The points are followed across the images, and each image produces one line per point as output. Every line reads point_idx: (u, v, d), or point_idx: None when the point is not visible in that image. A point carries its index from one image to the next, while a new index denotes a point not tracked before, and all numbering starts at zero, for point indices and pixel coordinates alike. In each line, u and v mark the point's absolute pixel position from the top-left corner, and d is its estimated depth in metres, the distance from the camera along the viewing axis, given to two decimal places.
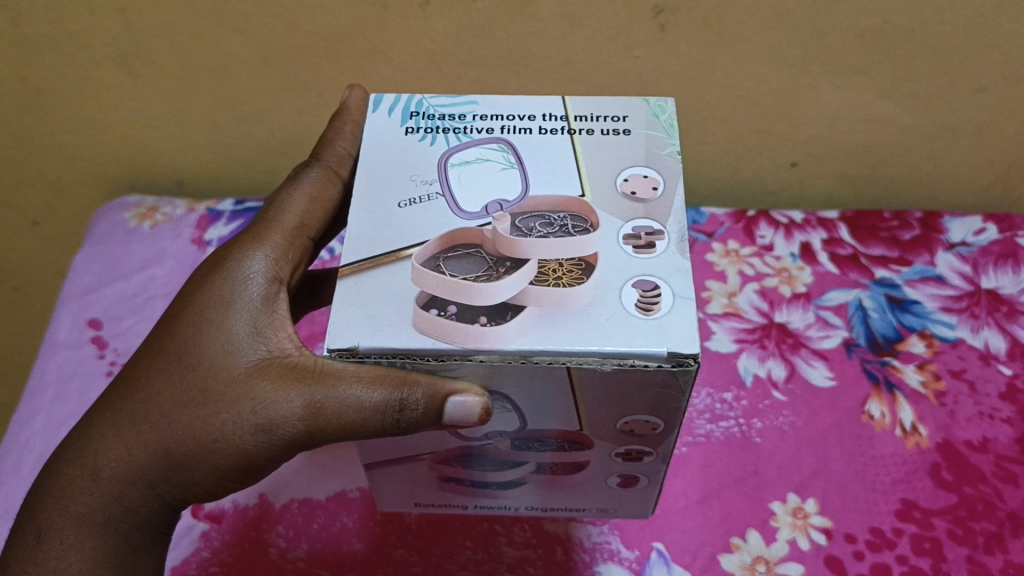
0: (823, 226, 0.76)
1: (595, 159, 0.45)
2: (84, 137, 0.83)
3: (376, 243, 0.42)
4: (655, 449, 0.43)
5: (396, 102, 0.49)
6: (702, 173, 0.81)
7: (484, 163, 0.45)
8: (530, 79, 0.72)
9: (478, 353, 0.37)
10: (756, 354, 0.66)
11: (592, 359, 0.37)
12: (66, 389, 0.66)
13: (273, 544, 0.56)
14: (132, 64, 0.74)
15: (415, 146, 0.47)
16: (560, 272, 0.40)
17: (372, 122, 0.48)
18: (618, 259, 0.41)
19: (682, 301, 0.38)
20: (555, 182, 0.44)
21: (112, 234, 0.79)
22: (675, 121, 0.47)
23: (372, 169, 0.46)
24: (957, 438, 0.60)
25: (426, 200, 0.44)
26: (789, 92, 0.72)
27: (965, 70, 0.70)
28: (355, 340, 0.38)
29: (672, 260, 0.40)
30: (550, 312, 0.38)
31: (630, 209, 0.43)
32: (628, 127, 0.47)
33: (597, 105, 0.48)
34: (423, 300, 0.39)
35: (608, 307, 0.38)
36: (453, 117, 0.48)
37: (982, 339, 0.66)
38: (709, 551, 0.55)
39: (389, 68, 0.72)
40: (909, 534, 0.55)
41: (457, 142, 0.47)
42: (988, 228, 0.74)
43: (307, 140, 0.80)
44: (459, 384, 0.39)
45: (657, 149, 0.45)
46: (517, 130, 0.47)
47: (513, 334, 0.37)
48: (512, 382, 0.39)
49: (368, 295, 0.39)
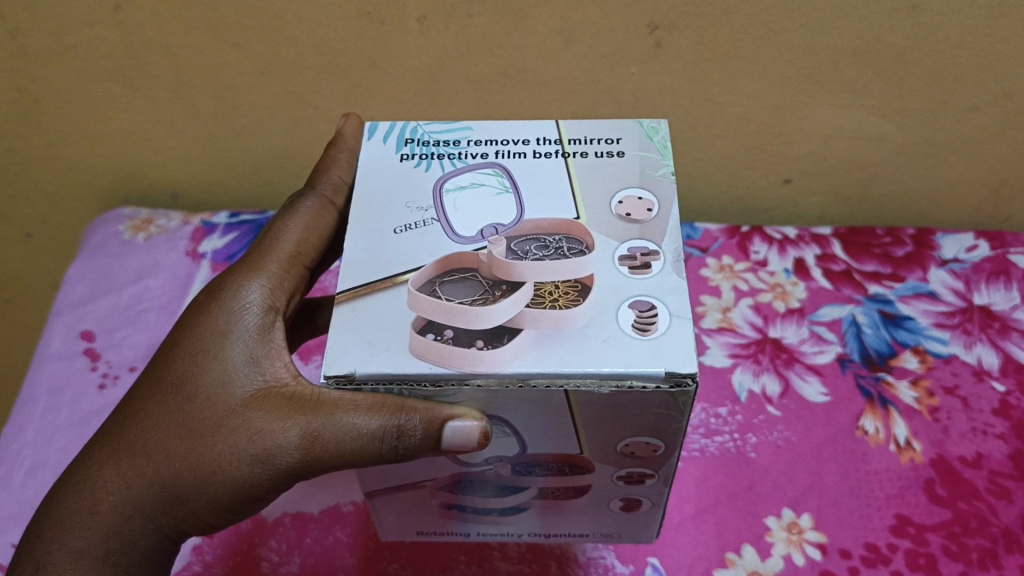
0: (816, 241, 0.76)
1: (591, 183, 0.45)
2: (79, 149, 0.83)
3: (372, 269, 0.42)
4: (656, 472, 0.43)
5: (391, 129, 0.50)
6: (697, 189, 0.81)
7: (479, 188, 0.46)
8: (527, 95, 0.72)
9: (475, 377, 0.37)
10: (750, 369, 0.66)
11: (589, 381, 0.37)
12: (58, 401, 0.66)
13: (265, 558, 0.56)
14: (130, 76, 0.75)
15: (410, 173, 0.47)
16: (555, 294, 0.40)
17: (368, 149, 0.48)
18: (614, 280, 0.41)
19: (679, 321, 0.39)
20: (549, 206, 0.44)
21: (106, 245, 0.79)
22: (668, 141, 0.47)
23: (368, 196, 0.46)
24: (951, 453, 0.60)
25: (422, 225, 0.44)
26: (783, 110, 0.73)
27: (957, 88, 0.71)
28: (352, 366, 0.38)
29: (669, 280, 0.40)
30: (546, 334, 0.38)
31: (625, 229, 0.43)
32: (621, 149, 0.47)
33: (590, 129, 0.48)
34: (418, 325, 0.39)
35: (605, 329, 0.39)
36: (448, 143, 0.48)
37: (975, 355, 0.66)
38: (705, 566, 0.55)
39: (384, 82, 0.72)
40: (904, 549, 0.55)
41: (452, 167, 0.47)
42: (980, 245, 0.74)
43: (303, 153, 0.80)
44: (456, 413, 0.39)
45: (650, 170, 0.46)
46: (511, 154, 0.47)
47: (509, 357, 0.37)
48: (512, 406, 0.39)
49: (365, 321, 0.39)
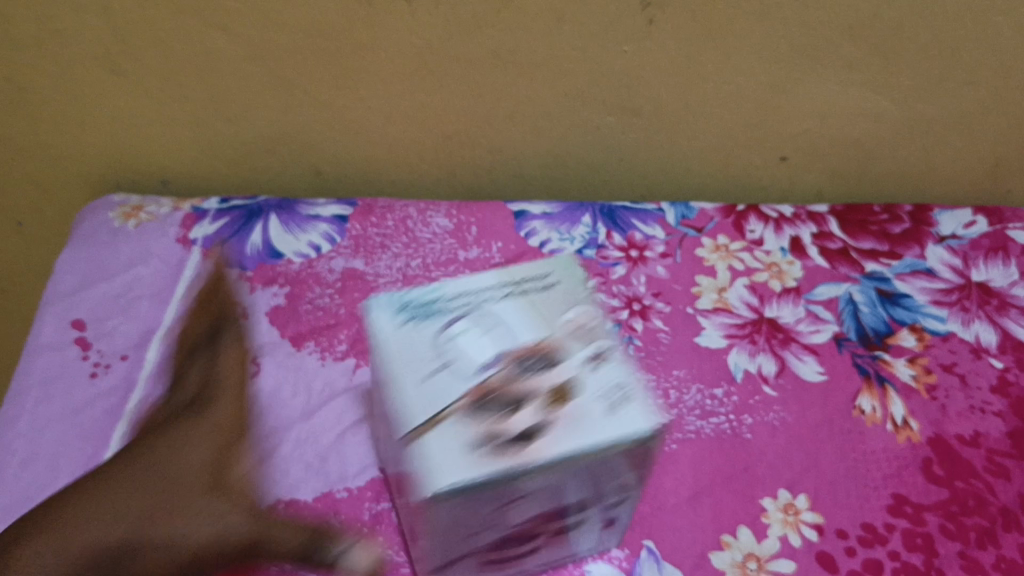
0: (813, 220, 0.76)
1: (541, 305, 0.46)
2: (67, 137, 0.82)
3: (416, 411, 0.40)
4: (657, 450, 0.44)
5: (383, 306, 0.46)
6: (692, 169, 0.80)
7: (481, 328, 0.45)
8: (519, 75, 0.71)
9: (529, 472, 0.39)
10: (746, 349, 0.65)
11: (604, 450, 0.40)
12: (51, 391, 0.65)
13: (259, 547, 0.55)
14: (116, 62, 0.74)
15: (413, 334, 0.44)
16: (555, 395, 0.41)
17: (375, 326, 0.45)
18: (580, 375, 0.42)
19: (644, 402, 0.41)
20: (532, 328, 0.44)
21: (96, 233, 0.78)
22: (594, 290, 0.49)
23: (391, 360, 0.43)
24: (948, 432, 0.60)
25: (447, 370, 0.42)
26: (778, 87, 0.72)
27: (955, 63, 0.70)
28: (445, 478, 0.37)
29: (625, 372, 0.43)
30: (560, 426, 0.40)
31: (579, 335, 0.44)
32: (558, 285, 0.48)
33: (524, 270, 0.49)
34: (464, 437, 0.39)
35: (596, 416, 0.41)
36: (431, 303, 0.46)
37: (973, 333, 0.66)
38: (700, 549, 0.54)
39: (374, 65, 0.71)
40: (901, 530, 0.54)
41: (452, 321, 0.45)
42: (978, 221, 0.75)
43: (294, 136, 0.79)
44: (535, 487, 0.41)
45: (593, 316, 0.47)
46: (486, 299, 0.46)
47: (544, 448, 0.39)
48: (564, 475, 0.41)
49: (440, 452, 0.38)
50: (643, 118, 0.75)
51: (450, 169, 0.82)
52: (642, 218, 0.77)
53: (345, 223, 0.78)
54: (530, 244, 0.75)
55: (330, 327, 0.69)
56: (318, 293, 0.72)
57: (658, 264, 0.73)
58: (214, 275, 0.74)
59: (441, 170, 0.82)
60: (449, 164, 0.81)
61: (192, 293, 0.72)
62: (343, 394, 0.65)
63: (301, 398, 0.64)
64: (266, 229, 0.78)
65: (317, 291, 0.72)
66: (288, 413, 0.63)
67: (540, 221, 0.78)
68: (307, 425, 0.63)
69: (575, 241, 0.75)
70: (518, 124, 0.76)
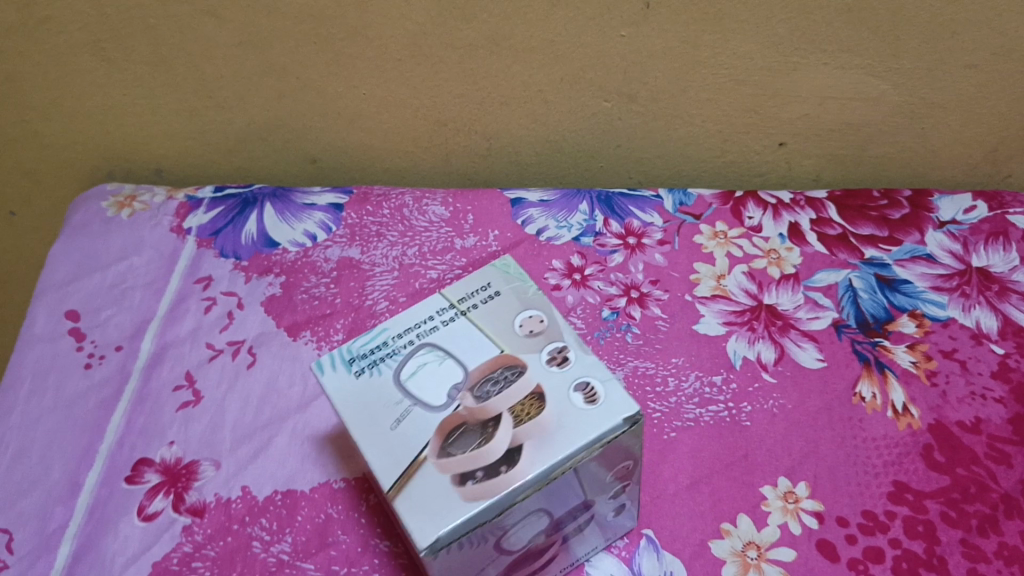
0: (812, 206, 0.75)
1: (493, 321, 0.48)
2: (59, 127, 0.81)
3: (392, 463, 0.43)
4: (633, 458, 0.46)
5: (330, 359, 0.48)
6: (690, 155, 0.80)
7: (425, 364, 0.47)
8: (513, 61, 0.71)
9: (519, 492, 0.41)
10: (745, 337, 0.65)
11: (581, 454, 0.42)
12: (43, 383, 0.65)
13: (256, 538, 0.54)
14: (106, 50, 0.73)
15: (367, 384, 0.47)
16: (523, 409, 0.44)
17: (329, 382, 0.47)
18: (553, 379, 0.45)
19: (610, 383, 0.44)
20: (478, 351, 0.47)
21: (89, 223, 0.78)
22: (525, 272, 0.52)
23: (352, 411, 0.46)
24: (950, 418, 0.59)
25: (408, 415, 0.45)
26: (776, 71, 0.71)
27: (954, 45, 0.69)
28: (434, 531, 0.40)
29: (586, 358, 0.46)
30: (540, 439, 0.42)
31: (533, 343, 0.47)
32: (497, 290, 0.51)
33: (463, 286, 0.51)
34: (454, 480, 0.42)
35: (566, 414, 0.43)
36: (377, 347, 0.48)
37: (973, 318, 0.65)
38: (699, 537, 0.54)
39: (367, 51, 0.71)
40: (902, 517, 0.54)
41: (391, 365, 0.47)
42: (978, 207, 0.74)
43: (288, 124, 0.79)
44: (519, 517, 0.42)
45: (526, 294, 0.50)
46: (432, 329, 0.49)
47: (527, 465, 0.41)
48: (548, 494, 0.42)
49: (417, 500, 0.41)
50: (639, 104, 0.75)
51: (446, 156, 0.81)
52: (640, 205, 0.77)
53: (341, 211, 0.78)
54: (528, 231, 0.75)
55: (326, 316, 0.69)
56: (315, 282, 0.71)
57: (656, 251, 0.72)
58: (209, 265, 0.73)
59: (437, 157, 0.81)
60: (445, 150, 0.80)
61: (186, 284, 0.72)
62: None
63: (297, 387, 0.63)
64: (262, 217, 0.77)
65: (313, 280, 0.72)
66: (284, 404, 0.62)
67: (537, 208, 0.77)
68: (303, 416, 0.61)
69: (572, 228, 0.75)
70: (513, 110, 0.76)
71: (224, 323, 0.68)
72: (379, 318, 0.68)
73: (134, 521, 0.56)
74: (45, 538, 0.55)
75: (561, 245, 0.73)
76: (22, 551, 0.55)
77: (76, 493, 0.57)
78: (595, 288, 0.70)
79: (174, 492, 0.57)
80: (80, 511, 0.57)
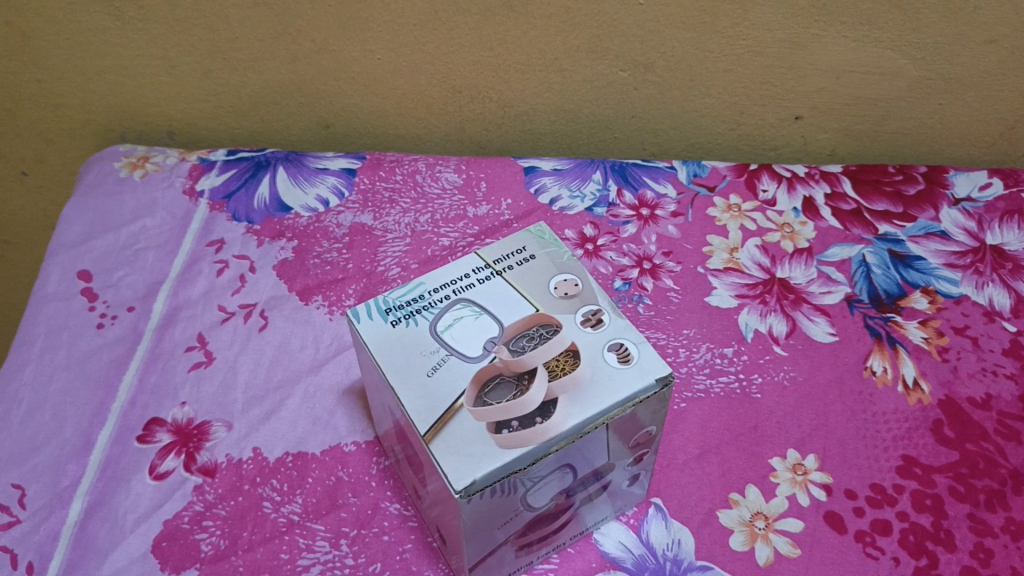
0: (826, 180, 0.75)
1: (528, 282, 0.51)
2: (72, 86, 0.81)
3: (427, 406, 0.44)
4: (656, 426, 0.48)
5: (366, 308, 0.50)
6: (705, 127, 0.80)
7: (461, 318, 0.49)
8: (531, 27, 0.70)
9: (553, 443, 0.43)
10: (757, 310, 0.65)
11: (615, 411, 0.44)
12: (56, 340, 0.65)
13: (266, 498, 0.55)
14: (121, 8, 0.72)
15: (404, 332, 0.48)
16: (559, 364, 0.46)
17: (364, 330, 0.49)
18: (587, 338, 0.47)
19: (643, 346, 0.46)
20: (514, 308, 0.49)
21: (102, 183, 0.78)
22: (558, 237, 0.54)
23: (389, 354, 0.47)
24: (960, 394, 0.59)
25: (444, 364, 0.46)
26: (796, 42, 0.71)
27: (975, 18, 0.68)
28: (472, 474, 0.41)
29: (619, 321, 0.48)
30: (575, 393, 0.44)
31: (567, 304, 0.49)
32: (531, 253, 0.53)
33: (498, 248, 0.53)
34: (490, 428, 0.43)
35: (602, 371, 0.45)
36: (414, 300, 0.50)
37: (986, 295, 0.65)
38: (708, 506, 0.54)
39: (384, 14, 0.70)
40: (911, 490, 0.54)
41: (428, 317, 0.49)
42: (994, 183, 0.74)
43: (303, 87, 0.78)
44: (543, 473, 0.44)
45: (561, 259, 0.52)
46: (466, 287, 0.51)
47: (562, 418, 0.43)
48: (577, 450, 0.44)
49: (456, 441, 0.42)
50: (656, 74, 0.74)
51: (460, 124, 0.81)
52: (653, 176, 0.77)
53: (354, 176, 0.77)
54: (540, 201, 0.74)
55: (338, 281, 0.69)
56: (327, 247, 0.71)
57: (669, 223, 0.72)
58: (221, 228, 0.73)
59: (451, 125, 0.81)
60: (458, 118, 0.80)
61: (199, 246, 0.72)
62: (350, 348, 0.64)
63: (309, 351, 0.64)
64: (275, 180, 0.77)
65: (325, 245, 0.71)
66: (295, 366, 0.63)
67: (551, 177, 0.77)
68: (316, 378, 0.62)
69: (585, 198, 0.75)
70: (529, 77, 0.75)
71: (236, 286, 0.68)
72: (390, 284, 0.68)
73: (145, 480, 0.56)
74: (57, 493, 0.55)
75: (574, 215, 0.73)
76: (34, 506, 0.55)
77: (88, 451, 0.58)
78: (607, 258, 0.69)
79: (186, 452, 0.57)
80: (93, 468, 0.57)
